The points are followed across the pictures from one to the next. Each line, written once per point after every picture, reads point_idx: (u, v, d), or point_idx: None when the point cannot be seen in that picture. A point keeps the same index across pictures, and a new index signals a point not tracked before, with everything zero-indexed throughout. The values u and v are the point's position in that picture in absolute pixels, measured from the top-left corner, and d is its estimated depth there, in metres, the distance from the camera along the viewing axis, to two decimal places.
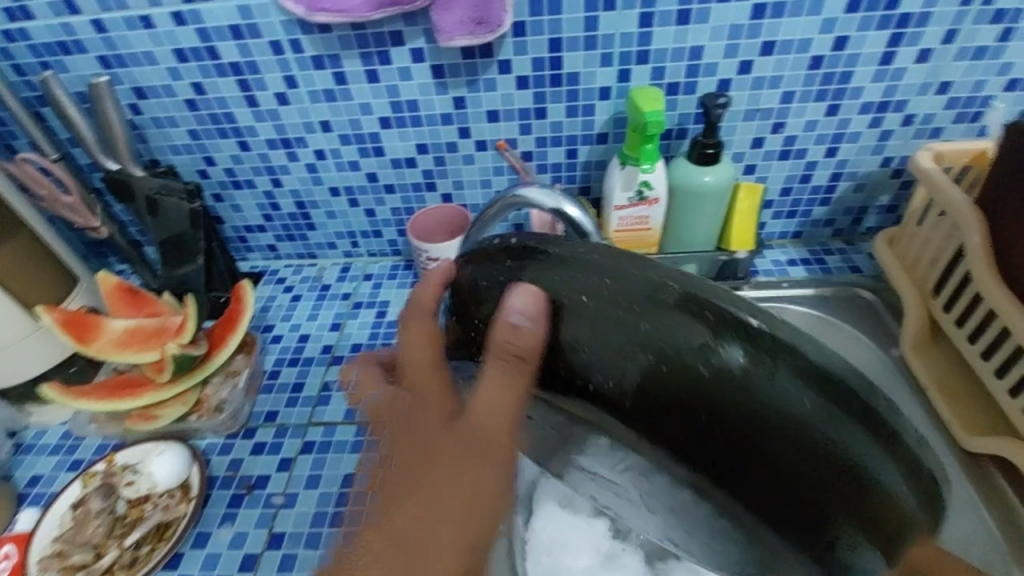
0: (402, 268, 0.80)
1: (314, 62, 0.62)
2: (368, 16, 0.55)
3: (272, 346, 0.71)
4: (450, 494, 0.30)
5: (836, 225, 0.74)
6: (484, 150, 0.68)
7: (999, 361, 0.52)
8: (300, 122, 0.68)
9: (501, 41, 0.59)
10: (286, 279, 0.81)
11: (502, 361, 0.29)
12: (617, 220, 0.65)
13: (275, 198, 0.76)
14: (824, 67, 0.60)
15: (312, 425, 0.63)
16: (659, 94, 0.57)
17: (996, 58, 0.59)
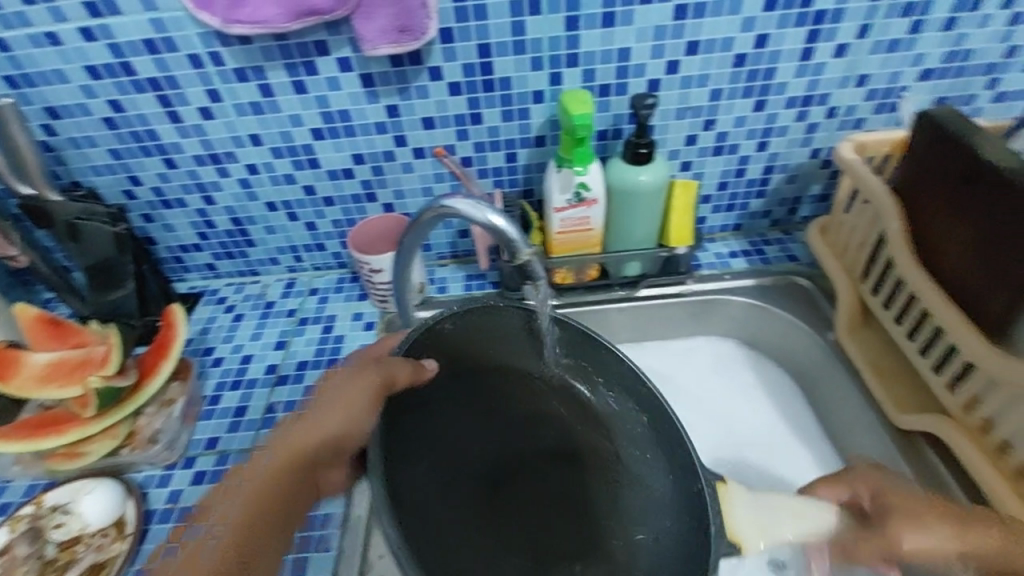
0: (349, 281, 0.78)
1: (237, 74, 0.60)
2: (286, 26, 0.54)
3: (212, 369, 0.69)
4: (286, 471, 0.44)
5: (773, 216, 0.76)
6: (422, 157, 0.67)
7: (922, 339, 0.54)
8: (228, 137, 0.65)
9: (429, 47, 0.58)
10: (226, 298, 0.78)
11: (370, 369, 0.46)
12: (558, 223, 0.65)
13: (210, 216, 0.73)
14: (748, 64, 0.62)
15: (256, 449, 0.61)
16: (588, 96, 0.58)
17: (909, 50, 0.61)
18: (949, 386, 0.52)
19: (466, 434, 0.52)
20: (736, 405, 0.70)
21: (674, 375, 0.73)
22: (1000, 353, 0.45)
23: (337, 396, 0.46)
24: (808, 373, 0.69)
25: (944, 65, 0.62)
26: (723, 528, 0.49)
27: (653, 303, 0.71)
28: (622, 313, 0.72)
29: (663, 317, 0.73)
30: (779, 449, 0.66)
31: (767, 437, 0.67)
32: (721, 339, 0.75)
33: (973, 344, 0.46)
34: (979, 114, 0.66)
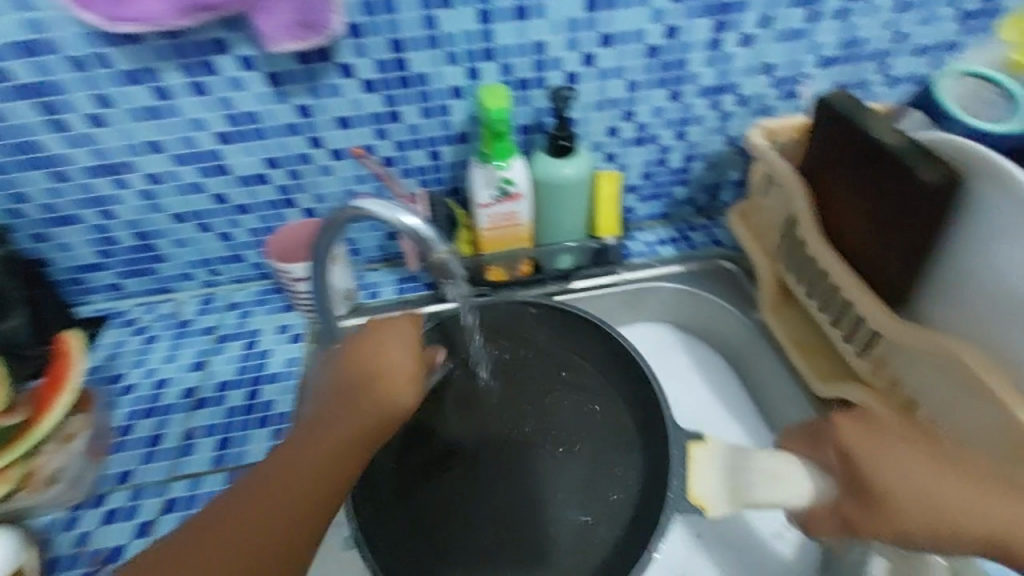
0: (272, 292, 0.74)
1: (127, 76, 0.56)
2: (176, 23, 0.50)
3: (122, 398, 0.64)
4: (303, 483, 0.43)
5: (696, 203, 0.78)
6: (341, 159, 0.65)
7: (834, 311, 0.57)
8: (123, 145, 0.60)
9: (338, 43, 0.56)
10: (136, 319, 0.72)
11: (372, 385, 0.44)
12: (486, 219, 0.64)
13: (110, 231, 0.67)
14: (661, 56, 0.63)
15: (175, 479, 0.57)
16: (505, 91, 0.58)
17: (807, 39, 0.64)
18: (860, 352, 0.55)
19: (462, 401, 0.63)
20: (672, 388, 0.71)
21: None
22: (899, 320, 0.48)
23: (364, 389, 0.44)
24: (738, 351, 0.71)
25: (840, 52, 0.66)
26: (684, 490, 0.53)
27: (586, 295, 0.71)
28: None
29: (598, 307, 0.73)
30: (715, 428, 0.68)
31: (702, 415, 0.69)
32: (656, 325, 0.76)
33: (877, 314, 0.49)
34: (874, 98, 0.71)
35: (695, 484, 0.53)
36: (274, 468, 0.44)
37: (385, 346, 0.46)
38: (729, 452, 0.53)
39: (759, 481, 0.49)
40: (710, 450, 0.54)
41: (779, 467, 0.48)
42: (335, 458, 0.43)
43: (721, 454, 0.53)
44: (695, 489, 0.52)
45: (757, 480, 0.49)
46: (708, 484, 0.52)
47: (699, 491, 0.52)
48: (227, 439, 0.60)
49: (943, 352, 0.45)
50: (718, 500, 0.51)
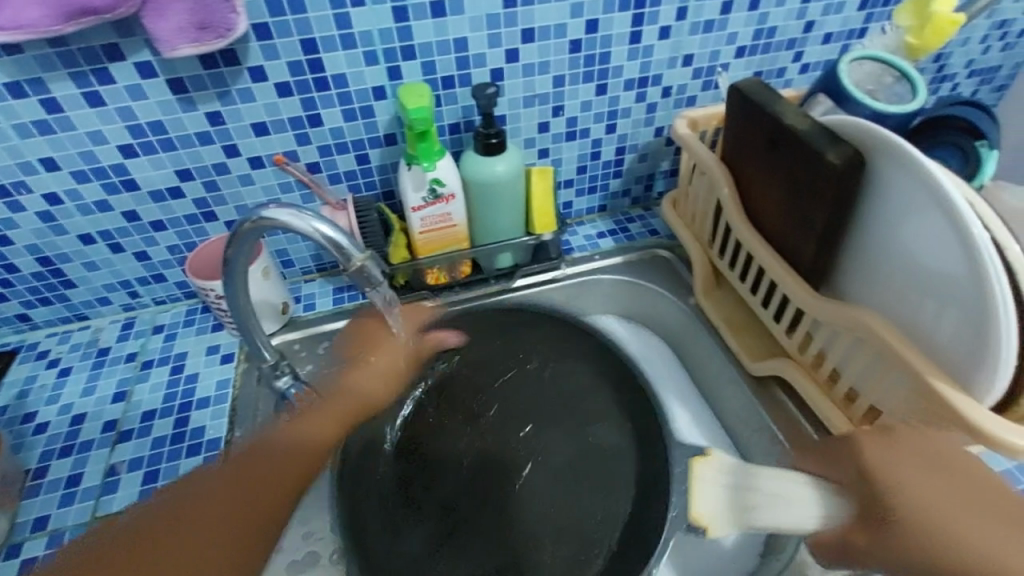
0: (201, 311, 0.70)
1: (8, 89, 0.51)
2: (56, 29, 0.46)
3: (35, 437, 0.59)
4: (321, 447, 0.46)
5: (632, 194, 0.79)
6: (261, 167, 0.62)
7: (762, 293, 0.59)
8: (13, 164, 0.55)
9: (245, 46, 0.53)
10: (48, 351, 0.67)
11: (382, 352, 0.54)
12: (419, 222, 0.63)
13: (8, 258, 0.62)
14: (583, 50, 0.63)
15: (97, 520, 0.53)
16: (426, 89, 0.56)
17: (722, 30, 0.66)
18: (788, 331, 0.57)
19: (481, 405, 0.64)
20: None
21: None
22: (818, 297, 0.50)
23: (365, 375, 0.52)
24: (678, 337, 0.72)
25: (755, 41, 0.68)
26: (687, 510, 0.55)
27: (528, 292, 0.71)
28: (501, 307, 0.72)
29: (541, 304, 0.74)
30: None
31: None
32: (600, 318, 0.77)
33: (798, 294, 0.51)
34: (790, 85, 0.73)
35: (696, 499, 0.55)
36: (258, 453, 0.44)
37: (378, 347, 0.54)
38: (730, 467, 0.55)
39: (760, 504, 0.52)
40: (711, 465, 0.56)
41: (778, 489, 0.51)
42: (296, 457, 0.44)
43: (723, 469, 0.56)
44: (697, 508, 0.54)
45: (758, 504, 0.52)
46: (711, 504, 0.54)
47: (702, 509, 0.54)
48: (155, 471, 0.56)
49: (857, 325, 0.46)
50: (722, 522, 0.53)
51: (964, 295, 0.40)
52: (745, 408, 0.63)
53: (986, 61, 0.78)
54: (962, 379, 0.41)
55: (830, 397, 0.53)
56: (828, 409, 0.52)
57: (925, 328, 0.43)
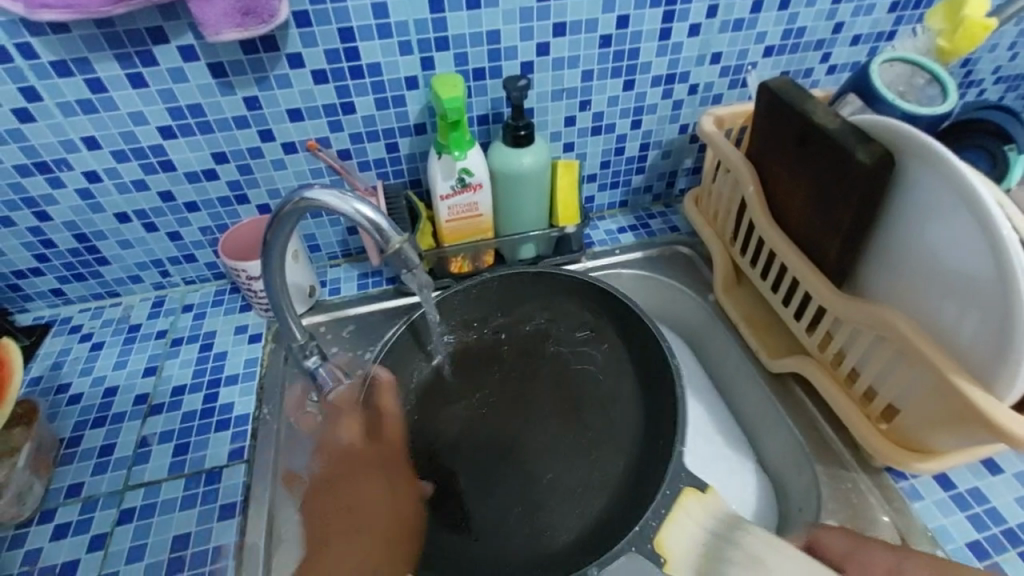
0: (229, 292, 0.72)
1: (58, 69, 0.53)
2: (107, 11, 0.47)
3: (69, 408, 0.61)
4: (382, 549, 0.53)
5: (654, 190, 0.80)
6: (295, 153, 0.63)
7: (784, 291, 0.60)
8: (57, 141, 0.57)
9: (284, 33, 0.55)
10: (82, 325, 0.69)
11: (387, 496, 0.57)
12: (446, 211, 0.64)
13: (47, 234, 0.64)
14: (613, 45, 0.64)
15: (129, 489, 0.55)
16: (459, 79, 0.57)
17: (752, 29, 0.66)
18: (809, 329, 0.57)
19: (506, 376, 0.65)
20: None
21: None
22: (842, 295, 0.51)
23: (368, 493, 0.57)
24: (698, 332, 0.73)
25: (783, 41, 0.68)
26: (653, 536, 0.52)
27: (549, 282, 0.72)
28: None
29: None
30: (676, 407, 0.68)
31: None
32: None
33: (821, 291, 0.52)
34: (816, 86, 0.74)
35: (667, 533, 0.52)
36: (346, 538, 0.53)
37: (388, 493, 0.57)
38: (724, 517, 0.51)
39: (736, 561, 0.47)
40: (703, 505, 0.53)
41: (764, 553, 0.46)
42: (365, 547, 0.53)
43: (712, 516, 0.52)
44: (662, 534, 0.51)
45: (733, 558, 0.47)
46: (682, 542, 0.51)
47: (666, 539, 0.51)
48: (185, 444, 0.58)
49: (881, 323, 0.47)
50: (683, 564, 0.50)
51: (990, 295, 0.40)
52: (762, 405, 0.63)
53: (1013, 68, 0.78)
54: (984, 376, 0.41)
55: (849, 394, 0.53)
56: (845, 405, 0.53)
57: (949, 327, 0.44)
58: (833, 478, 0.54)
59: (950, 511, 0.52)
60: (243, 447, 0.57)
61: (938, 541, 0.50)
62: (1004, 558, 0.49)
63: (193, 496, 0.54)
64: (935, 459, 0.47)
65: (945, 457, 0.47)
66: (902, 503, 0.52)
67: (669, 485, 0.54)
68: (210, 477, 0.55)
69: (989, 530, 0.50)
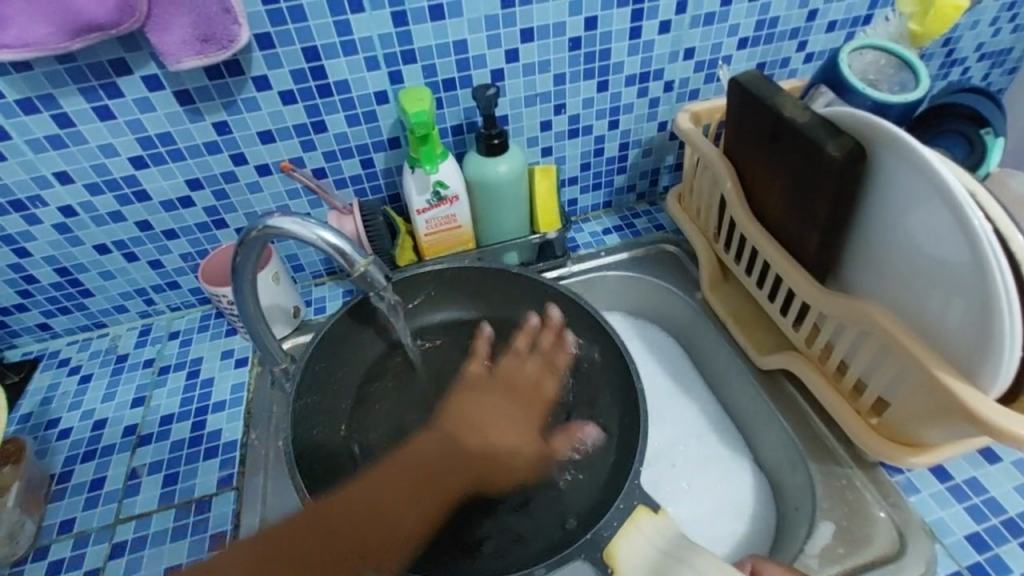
0: (214, 317, 0.72)
1: (23, 106, 0.53)
2: (66, 46, 0.47)
3: (59, 443, 0.61)
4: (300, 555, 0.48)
5: (637, 189, 0.79)
6: (269, 174, 0.63)
7: (768, 287, 0.59)
8: (28, 178, 0.57)
9: (248, 56, 0.54)
10: (70, 358, 0.69)
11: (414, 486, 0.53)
12: (424, 224, 0.64)
13: (28, 269, 0.64)
14: (583, 47, 0.63)
15: (121, 522, 0.55)
16: (426, 92, 0.57)
17: (724, 22, 0.65)
18: (795, 324, 0.57)
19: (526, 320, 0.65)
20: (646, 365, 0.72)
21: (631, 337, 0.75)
22: (822, 290, 0.50)
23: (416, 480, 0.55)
24: (685, 330, 0.72)
25: (757, 32, 0.67)
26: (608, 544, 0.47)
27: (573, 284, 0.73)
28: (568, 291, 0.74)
29: (602, 290, 0.75)
30: (665, 406, 0.67)
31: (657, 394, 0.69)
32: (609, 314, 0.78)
33: (801, 287, 0.51)
34: (795, 75, 0.73)
35: (620, 542, 0.46)
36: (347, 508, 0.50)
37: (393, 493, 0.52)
38: None
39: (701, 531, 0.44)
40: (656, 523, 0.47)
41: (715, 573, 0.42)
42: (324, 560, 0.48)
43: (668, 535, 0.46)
44: (614, 543, 0.46)
45: None
46: (635, 553, 0.45)
47: (620, 549, 0.46)
48: (174, 474, 0.58)
49: (862, 317, 0.46)
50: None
51: (970, 288, 0.39)
52: (752, 401, 0.63)
53: (997, 44, 0.76)
54: (967, 369, 0.40)
55: (837, 388, 0.53)
56: (833, 399, 0.52)
57: (932, 319, 0.43)
58: (827, 475, 0.54)
59: (946, 502, 0.51)
60: (232, 473, 0.57)
61: (936, 535, 0.49)
62: (1004, 549, 0.48)
63: (183, 527, 0.54)
64: (927, 453, 0.47)
65: (934, 450, 0.47)
66: (897, 497, 0.51)
67: (621, 500, 0.48)
68: (200, 506, 0.55)
69: (988, 521, 0.49)
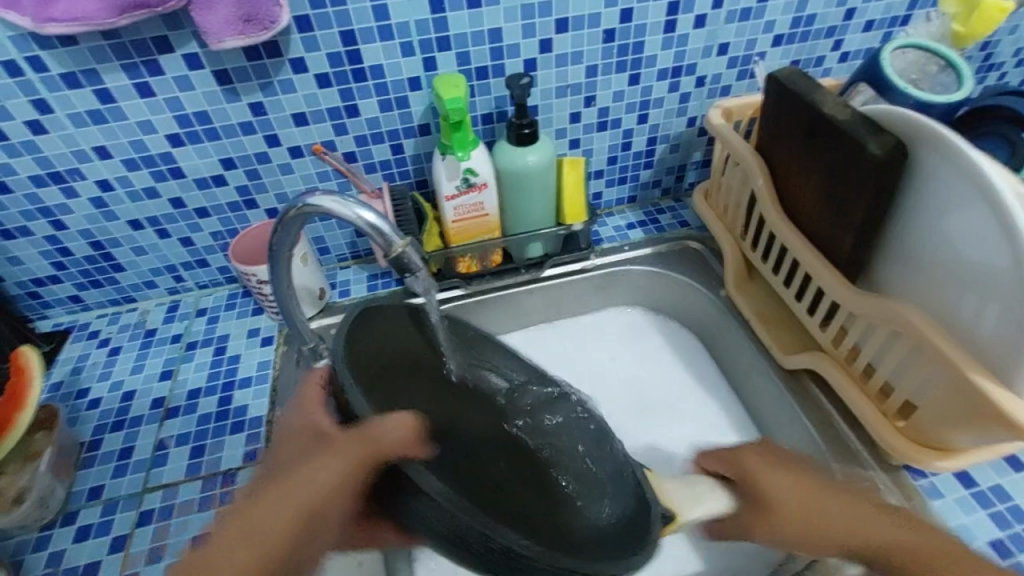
0: (241, 296, 0.73)
1: (66, 80, 0.54)
2: (112, 22, 0.48)
3: (89, 412, 0.63)
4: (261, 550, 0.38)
5: (663, 185, 0.79)
6: (301, 157, 0.64)
7: (796, 286, 0.58)
8: (67, 152, 0.58)
9: (287, 38, 0.55)
10: (100, 331, 0.71)
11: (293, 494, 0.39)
12: (452, 212, 0.64)
13: (63, 242, 0.65)
14: (617, 39, 0.63)
15: (148, 491, 0.56)
16: (461, 79, 0.57)
17: (759, 18, 0.65)
18: (822, 324, 0.56)
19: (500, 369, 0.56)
20: (669, 365, 0.73)
21: (661, 334, 0.76)
22: (852, 290, 0.50)
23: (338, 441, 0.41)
24: (706, 328, 0.72)
25: (792, 29, 0.67)
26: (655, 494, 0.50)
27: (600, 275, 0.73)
28: (591, 284, 0.74)
29: (627, 285, 0.75)
30: (687, 404, 0.69)
31: (676, 392, 0.70)
32: (629, 309, 0.78)
33: (833, 287, 0.51)
34: (828, 74, 0.72)
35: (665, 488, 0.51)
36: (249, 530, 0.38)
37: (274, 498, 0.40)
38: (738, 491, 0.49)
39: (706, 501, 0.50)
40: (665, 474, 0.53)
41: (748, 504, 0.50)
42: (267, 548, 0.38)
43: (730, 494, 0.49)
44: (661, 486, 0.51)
45: None
46: (676, 493, 0.50)
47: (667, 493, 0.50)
48: (201, 447, 0.59)
49: (896, 319, 0.45)
50: (687, 508, 0.49)
51: (1005, 291, 0.39)
52: (774, 402, 0.63)
53: None
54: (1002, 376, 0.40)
55: (863, 390, 0.52)
56: (859, 400, 0.52)
57: (965, 322, 0.43)
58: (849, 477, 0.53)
59: (970, 508, 0.50)
60: (257, 449, 0.58)
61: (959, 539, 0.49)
62: None
63: (209, 498, 0.55)
64: (953, 457, 0.47)
65: (960, 456, 0.47)
66: (920, 500, 0.51)
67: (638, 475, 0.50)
68: (226, 478, 0.56)
69: (1012, 528, 0.49)
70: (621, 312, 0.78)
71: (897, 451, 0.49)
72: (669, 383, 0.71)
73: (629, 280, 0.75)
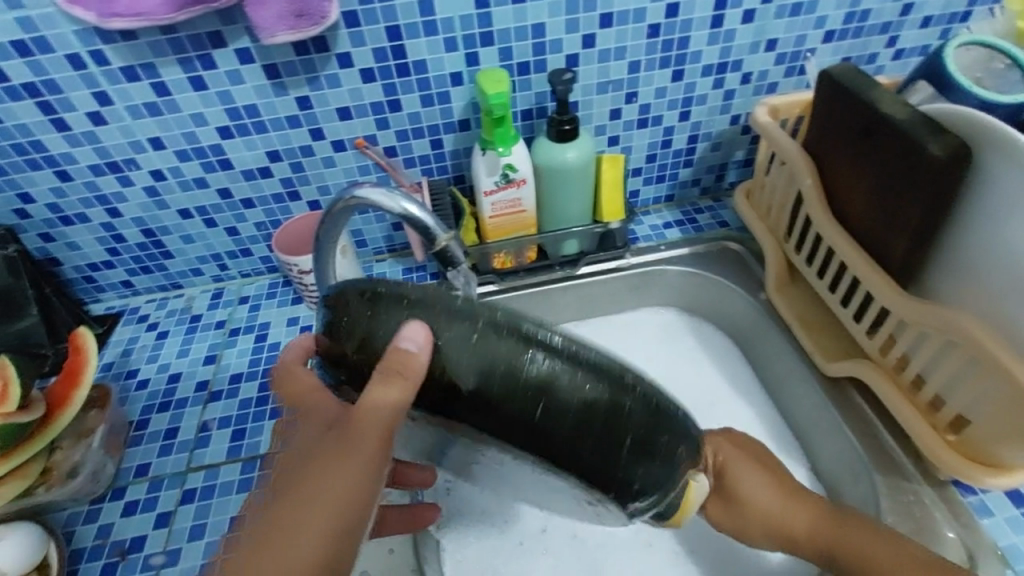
0: (281, 286, 0.75)
1: (126, 73, 0.56)
2: (170, 17, 0.49)
3: (137, 393, 0.66)
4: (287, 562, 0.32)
5: (702, 184, 0.77)
6: (343, 150, 0.65)
7: (842, 291, 0.57)
8: (125, 142, 0.61)
9: (334, 33, 0.56)
10: (148, 315, 0.74)
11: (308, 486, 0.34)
12: (489, 207, 0.65)
13: (118, 229, 0.68)
14: (662, 34, 0.62)
15: (191, 471, 0.58)
16: (504, 75, 0.57)
17: (811, 13, 0.63)
18: (868, 331, 0.55)
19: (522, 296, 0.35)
20: (704, 368, 0.72)
21: (696, 337, 0.75)
22: (905, 296, 0.48)
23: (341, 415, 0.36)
24: (744, 331, 0.71)
25: (845, 25, 0.64)
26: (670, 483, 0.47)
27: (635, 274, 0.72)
28: (625, 284, 0.73)
29: (662, 285, 0.74)
30: (721, 409, 0.68)
31: (710, 396, 0.69)
32: (663, 310, 0.77)
33: (883, 292, 0.49)
34: (881, 72, 0.69)
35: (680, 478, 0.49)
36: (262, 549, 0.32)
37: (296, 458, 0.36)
38: None
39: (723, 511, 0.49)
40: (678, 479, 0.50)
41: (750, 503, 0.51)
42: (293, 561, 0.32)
43: None
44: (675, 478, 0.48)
45: None
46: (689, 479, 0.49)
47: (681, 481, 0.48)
48: (241, 430, 0.61)
49: (952, 328, 0.44)
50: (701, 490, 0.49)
51: None
52: (814, 410, 0.61)
53: None
54: None
55: (911, 401, 0.50)
56: (908, 412, 0.50)
57: None
58: (893, 490, 0.51)
59: (1021, 528, 0.48)
60: None
61: (1009, 561, 0.47)
62: None
63: (249, 480, 0.57)
64: (1007, 475, 0.45)
65: (1015, 474, 0.45)
66: (968, 518, 0.49)
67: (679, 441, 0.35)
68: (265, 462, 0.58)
69: None
70: (655, 312, 0.77)
71: (948, 466, 0.47)
72: (703, 387, 0.70)
73: (663, 280, 0.74)
